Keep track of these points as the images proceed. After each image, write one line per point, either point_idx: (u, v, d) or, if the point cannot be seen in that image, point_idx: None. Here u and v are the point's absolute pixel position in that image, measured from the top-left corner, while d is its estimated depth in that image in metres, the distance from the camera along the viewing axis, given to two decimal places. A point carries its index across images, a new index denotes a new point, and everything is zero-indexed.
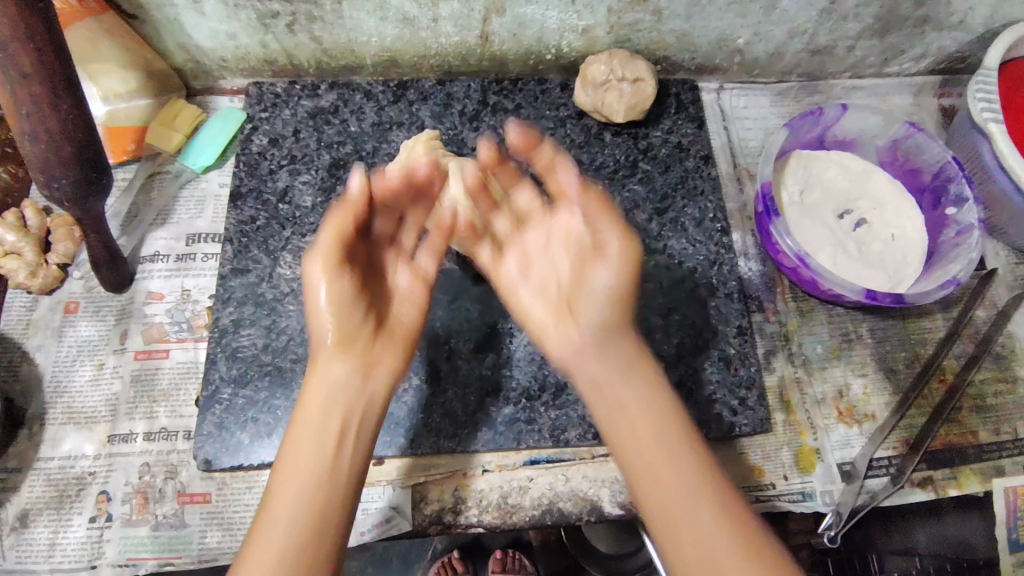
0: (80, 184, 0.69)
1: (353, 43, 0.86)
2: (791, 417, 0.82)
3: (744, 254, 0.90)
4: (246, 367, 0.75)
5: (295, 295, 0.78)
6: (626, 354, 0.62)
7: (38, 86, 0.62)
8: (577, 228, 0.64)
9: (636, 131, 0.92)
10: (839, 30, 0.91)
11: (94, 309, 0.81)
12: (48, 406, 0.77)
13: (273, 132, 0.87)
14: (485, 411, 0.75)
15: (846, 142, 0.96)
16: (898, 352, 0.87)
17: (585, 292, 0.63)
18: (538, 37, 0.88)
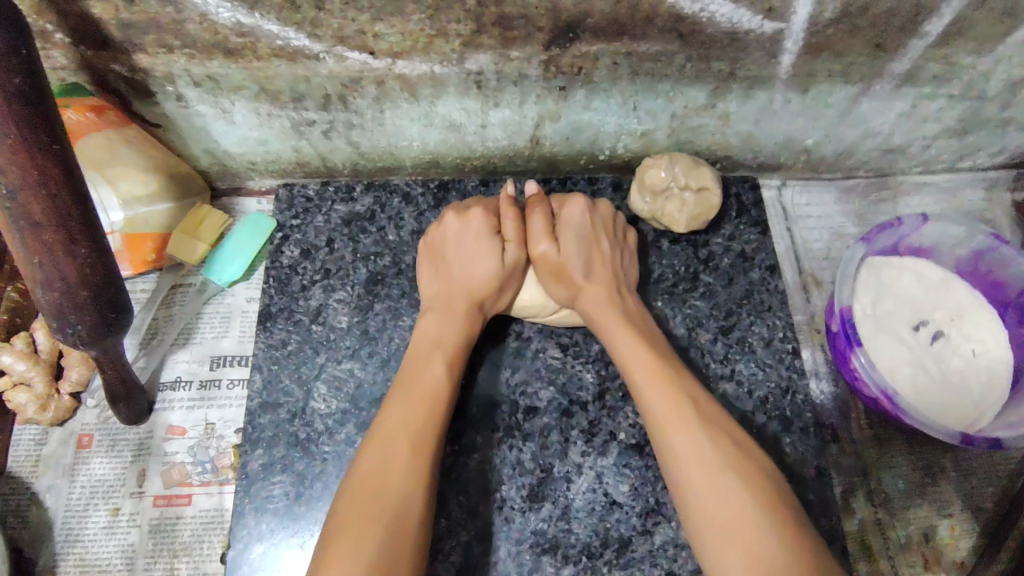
0: (97, 328, 0.62)
1: (393, 147, 0.80)
2: (873, 566, 0.75)
3: (814, 374, 0.83)
4: (277, 520, 0.68)
5: (330, 434, 0.71)
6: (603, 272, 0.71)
7: (51, 234, 0.56)
8: (582, 235, 0.72)
9: (696, 238, 0.85)
10: (917, 132, 0.85)
11: (110, 443, 0.74)
12: (58, 559, 0.69)
13: (305, 243, 0.81)
14: (542, 572, 0.67)
15: (922, 249, 0.89)
16: (984, 487, 0.79)
17: (583, 266, 0.70)
18: (592, 140, 0.81)
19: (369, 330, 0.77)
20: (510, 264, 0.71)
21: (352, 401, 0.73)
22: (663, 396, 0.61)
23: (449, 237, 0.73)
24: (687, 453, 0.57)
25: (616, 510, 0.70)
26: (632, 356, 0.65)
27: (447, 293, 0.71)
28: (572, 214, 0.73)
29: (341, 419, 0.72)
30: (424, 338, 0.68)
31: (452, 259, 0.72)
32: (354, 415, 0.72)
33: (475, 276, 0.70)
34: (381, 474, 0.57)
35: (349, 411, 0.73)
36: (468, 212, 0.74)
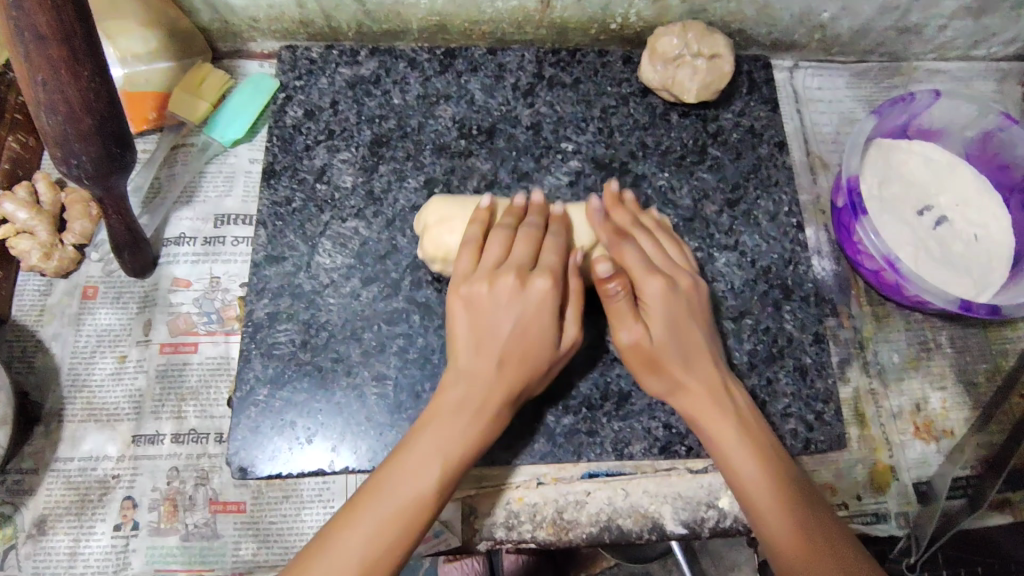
0: (101, 162, 0.61)
1: (399, 5, 0.78)
2: (866, 432, 0.76)
3: (817, 251, 0.83)
4: (282, 365, 0.69)
5: (335, 287, 0.72)
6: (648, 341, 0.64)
7: (55, 51, 0.54)
8: (639, 308, 0.65)
9: (706, 112, 0.84)
10: (934, 8, 0.83)
11: (115, 295, 0.74)
12: (68, 401, 0.70)
13: (309, 104, 0.79)
14: (543, 421, 0.69)
15: (931, 131, 0.88)
16: (978, 363, 0.81)
17: (667, 351, 0.64)
18: (604, 4, 0.79)
19: (374, 191, 0.76)
20: (564, 350, 0.64)
21: (356, 257, 0.73)
22: (744, 441, 0.61)
23: (486, 311, 0.63)
24: (757, 494, 0.59)
25: (617, 367, 0.71)
26: (718, 419, 0.62)
27: (482, 381, 0.61)
28: (660, 296, 0.65)
29: (346, 273, 0.72)
30: (463, 390, 0.61)
31: (495, 330, 0.62)
32: (359, 270, 0.73)
33: (513, 262, 0.64)
34: (423, 487, 0.57)
35: (354, 266, 0.73)
36: (528, 278, 0.63)
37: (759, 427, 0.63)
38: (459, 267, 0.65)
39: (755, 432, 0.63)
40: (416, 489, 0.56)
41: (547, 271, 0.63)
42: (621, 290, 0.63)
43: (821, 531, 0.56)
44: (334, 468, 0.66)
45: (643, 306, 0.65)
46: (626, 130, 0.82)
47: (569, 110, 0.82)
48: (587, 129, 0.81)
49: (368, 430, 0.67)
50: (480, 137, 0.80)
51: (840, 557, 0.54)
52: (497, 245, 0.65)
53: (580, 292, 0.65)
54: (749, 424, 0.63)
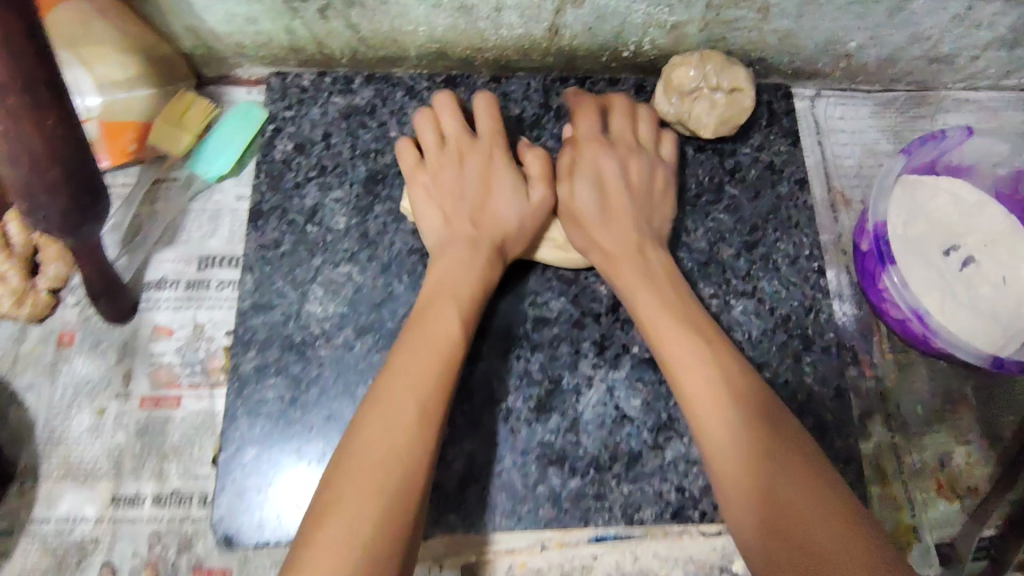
0: (72, 213, 0.57)
1: (397, 33, 0.73)
2: (886, 491, 0.73)
3: (837, 295, 0.79)
4: (271, 423, 0.65)
5: (327, 338, 0.67)
6: (610, 200, 0.69)
7: (15, 99, 0.49)
8: (599, 176, 0.70)
9: (722, 146, 0.79)
10: (967, 39, 0.78)
11: (93, 342, 0.70)
12: (42, 458, 0.66)
13: (300, 136, 0.75)
14: (547, 484, 0.65)
15: (960, 168, 0.83)
16: (1005, 416, 0.77)
17: (601, 221, 0.68)
18: (617, 32, 0.74)
19: (369, 232, 0.71)
20: (532, 201, 0.68)
21: (350, 305, 0.69)
22: (698, 363, 0.58)
23: (444, 183, 0.69)
24: (711, 415, 0.56)
25: (627, 425, 0.67)
26: (651, 302, 0.64)
27: (462, 239, 0.66)
28: (596, 159, 0.70)
29: (339, 323, 0.68)
30: (455, 275, 0.63)
31: (460, 193, 0.68)
32: (353, 319, 0.68)
33: (459, 132, 0.71)
34: (401, 435, 0.52)
35: (347, 316, 0.68)
36: (470, 147, 0.70)
37: (706, 325, 0.62)
38: (409, 164, 0.71)
39: (704, 337, 0.61)
40: (394, 428, 0.52)
41: (478, 152, 0.70)
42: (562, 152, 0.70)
43: (778, 433, 0.54)
44: None
45: (602, 177, 0.70)
46: None
47: None
48: None
49: None
50: None
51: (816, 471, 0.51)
52: (431, 131, 0.71)
53: (543, 159, 0.70)
54: (663, 285, 0.65)
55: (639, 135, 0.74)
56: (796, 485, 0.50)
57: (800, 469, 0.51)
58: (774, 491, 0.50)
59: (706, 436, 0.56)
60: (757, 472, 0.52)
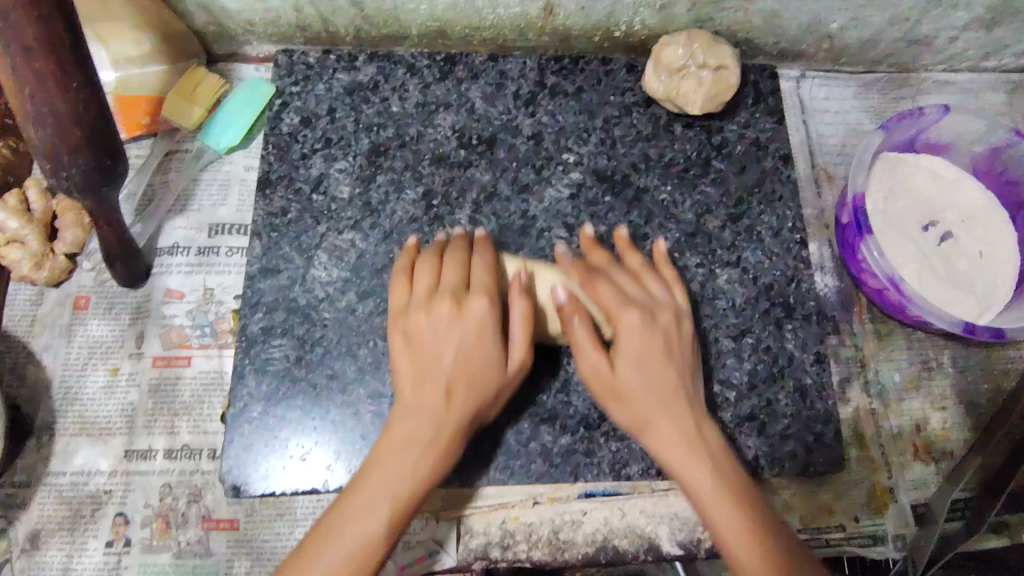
0: (91, 175, 0.60)
1: (398, 11, 0.76)
2: (864, 453, 0.76)
3: (820, 267, 0.82)
4: (276, 382, 0.68)
5: (331, 302, 0.71)
6: (629, 352, 0.63)
7: (41, 61, 0.52)
8: (615, 335, 0.64)
9: (710, 123, 0.82)
10: (945, 20, 0.81)
11: (107, 306, 0.73)
12: (60, 414, 0.69)
13: (305, 111, 0.78)
14: (540, 440, 0.68)
15: (939, 145, 0.87)
16: (979, 383, 0.80)
17: (631, 373, 0.62)
18: (609, 12, 0.77)
19: (370, 202, 0.75)
20: (512, 371, 0.63)
21: (352, 270, 0.72)
22: (704, 470, 0.59)
23: (425, 347, 0.63)
24: (718, 512, 0.57)
25: None
26: (682, 455, 0.60)
27: (429, 415, 0.60)
28: (627, 327, 0.63)
29: (342, 287, 0.71)
30: (427, 410, 0.60)
31: (436, 361, 0.62)
32: (355, 283, 0.71)
33: (446, 284, 0.65)
34: (376, 546, 0.55)
35: (350, 280, 0.71)
36: (466, 303, 0.63)
37: (729, 461, 0.60)
38: (397, 301, 0.66)
39: (717, 458, 0.60)
40: (364, 537, 0.55)
41: (474, 298, 0.64)
42: (580, 323, 0.64)
43: (783, 549, 0.54)
44: (328, 487, 0.65)
45: (618, 345, 0.64)
46: (628, 141, 0.80)
47: (571, 120, 0.80)
48: (589, 140, 0.80)
49: (364, 449, 0.66)
50: (480, 147, 0.78)
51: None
52: (425, 280, 0.65)
53: (529, 313, 0.63)
54: (687, 415, 0.61)
55: (650, 288, 0.68)
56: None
57: (779, 572, 0.53)
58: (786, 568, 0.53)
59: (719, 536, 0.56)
60: (762, 566, 0.53)
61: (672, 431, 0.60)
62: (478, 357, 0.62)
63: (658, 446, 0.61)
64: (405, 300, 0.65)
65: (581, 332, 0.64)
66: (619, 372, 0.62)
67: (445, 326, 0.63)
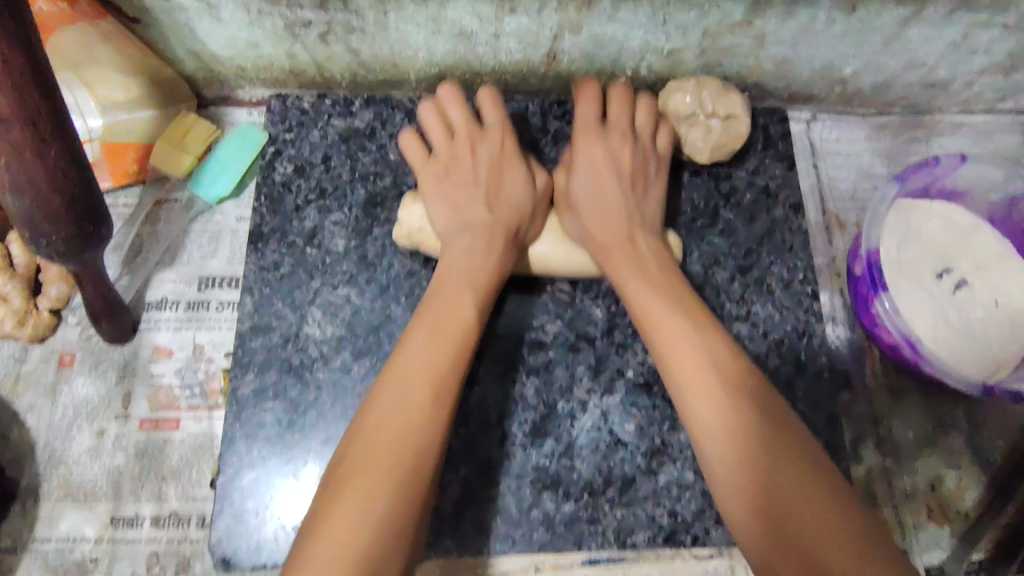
0: (74, 241, 0.57)
1: (396, 57, 0.73)
2: (878, 515, 0.73)
3: (831, 319, 0.80)
4: (268, 448, 0.65)
5: (325, 362, 0.68)
6: (613, 199, 0.68)
7: (16, 132, 0.50)
8: (600, 163, 0.70)
9: (718, 170, 0.79)
10: (961, 65, 0.79)
11: (93, 363, 0.70)
12: (43, 478, 0.67)
13: (299, 159, 0.75)
14: (542, 508, 0.66)
15: (954, 193, 0.84)
16: (997, 441, 0.77)
17: (592, 216, 0.68)
18: (614, 58, 0.75)
19: (367, 255, 0.72)
20: (539, 193, 0.70)
21: (348, 328, 0.69)
22: (688, 326, 0.61)
23: (457, 179, 0.69)
24: (690, 365, 0.58)
25: (620, 450, 0.68)
26: (628, 273, 0.65)
27: (481, 228, 0.66)
28: (593, 153, 0.70)
29: (337, 346, 0.69)
30: (463, 262, 0.64)
31: (469, 175, 0.69)
32: (351, 342, 0.69)
33: (462, 118, 0.71)
34: (421, 385, 0.56)
35: (345, 339, 0.69)
36: (479, 138, 0.70)
37: (689, 301, 0.64)
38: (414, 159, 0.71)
39: (710, 351, 0.59)
40: (387, 464, 0.52)
41: (487, 140, 0.70)
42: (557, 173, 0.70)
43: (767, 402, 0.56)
44: None
45: (606, 163, 0.70)
46: None
47: None
48: None
49: None
50: None
51: (813, 479, 0.51)
52: (433, 117, 0.71)
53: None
54: (658, 281, 0.65)
55: (637, 126, 0.72)
56: (767, 425, 0.54)
57: (798, 474, 0.51)
58: (771, 434, 0.53)
59: (683, 381, 0.58)
60: (761, 459, 0.53)
61: (663, 326, 0.61)
62: (497, 174, 0.69)
63: (674, 366, 0.59)
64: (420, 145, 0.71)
65: (581, 162, 0.70)
66: (608, 195, 0.68)
67: (467, 145, 0.70)
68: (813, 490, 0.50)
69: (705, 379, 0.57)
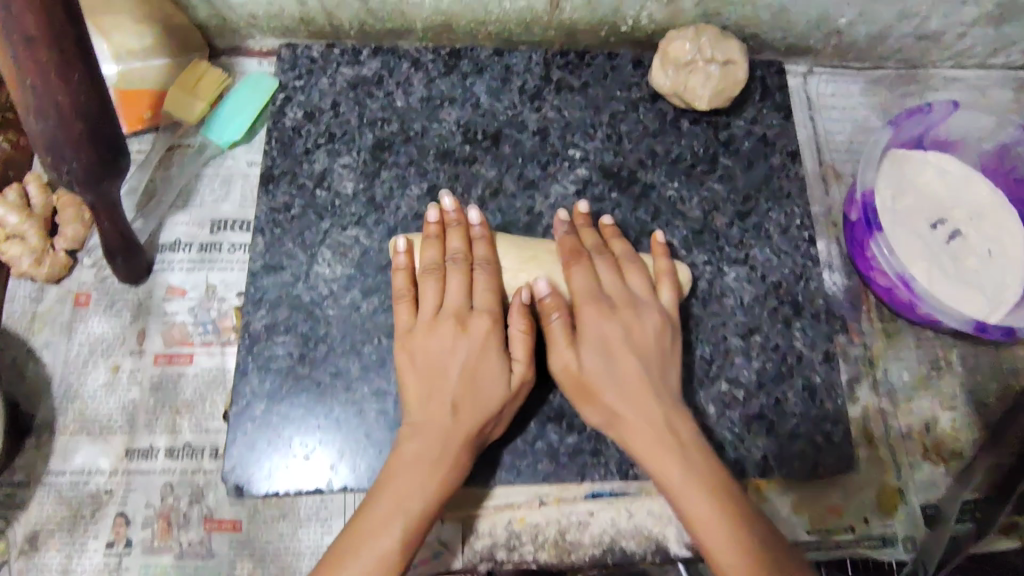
0: (95, 170, 0.59)
1: (402, 4, 0.75)
2: (874, 453, 0.75)
3: (828, 265, 0.81)
4: (280, 380, 0.67)
5: (334, 299, 0.70)
6: (629, 378, 0.63)
7: (43, 53, 0.51)
8: (605, 338, 0.64)
9: (717, 119, 0.81)
10: (954, 15, 0.81)
11: (108, 302, 0.72)
12: (60, 412, 0.69)
13: (309, 105, 0.77)
14: (546, 439, 0.68)
15: (948, 143, 0.86)
16: (989, 383, 0.79)
17: (611, 391, 0.62)
18: (616, 6, 0.77)
19: (375, 198, 0.74)
20: (517, 385, 0.63)
21: (356, 267, 0.71)
22: (692, 485, 0.58)
23: (433, 356, 0.63)
24: (704, 523, 0.56)
25: None
26: (669, 463, 0.59)
27: (436, 431, 0.60)
28: (599, 329, 0.64)
29: (346, 284, 0.70)
30: (433, 426, 0.60)
31: (443, 373, 0.62)
32: (359, 280, 0.71)
33: (450, 299, 0.65)
34: (391, 553, 0.55)
35: (354, 277, 0.71)
36: (467, 320, 0.64)
37: (709, 457, 0.61)
38: (400, 320, 0.66)
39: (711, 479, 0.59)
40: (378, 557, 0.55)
41: (473, 328, 0.63)
42: (561, 320, 0.64)
43: (777, 561, 0.54)
44: (332, 486, 0.65)
45: (603, 338, 0.64)
46: (635, 137, 0.80)
47: (577, 115, 0.80)
48: (595, 136, 0.79)
49: (367, 448, 0.65)
50: (485, 142, 0.77)
51: None
52: (430, 289, 0.65)
53: (527, 333, 0.64)
54: (689, 453, 0.60)
55: (634, 284, 0.67)
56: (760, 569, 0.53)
57: None
58: None
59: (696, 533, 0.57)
60: None
61: (679, 492, 0.58)
62: (470, 367, 0.62)
63: (687, 507, 0.58)
64: (399, 314, 0.65)
65: (588, 328, 0.64)
66: (610, 361, 0.63)
67: (444, 344, 0.63)
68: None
69: (712, 514, 0.57)
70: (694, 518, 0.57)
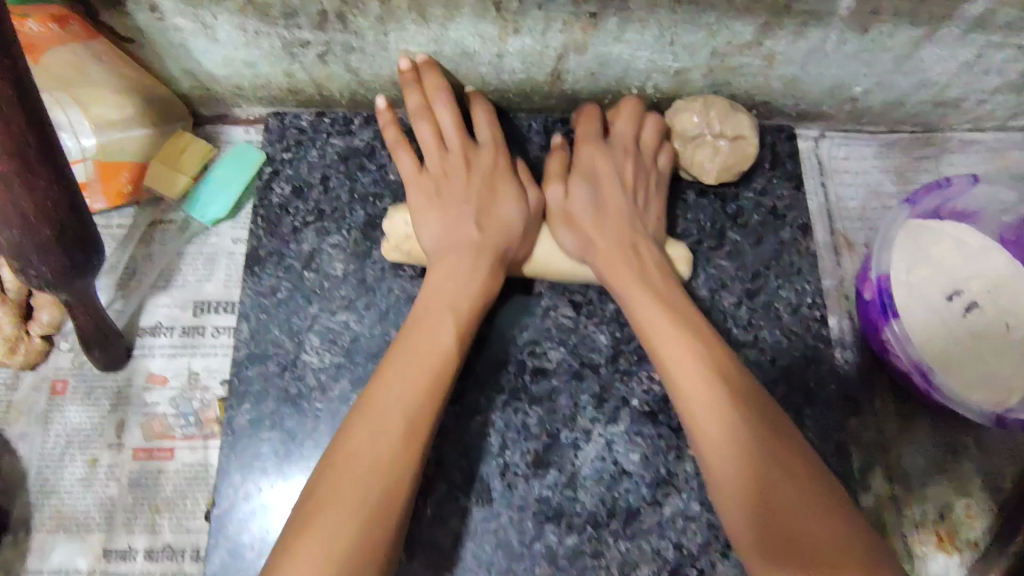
0: (65, 269, 0.56)
1: (396, 77, 0.71)
2: (886, 544, 0.72)
3: (839, 342, 0.78)
4: (266, 479, 0.64)
5: (323, 390, 0.66)
6: (615, 209, 0.68)
7: (3, 163, 0.48)
8: (597, 178, 0.69)
9: (725, 190, 0.78)
10: (975, 84, 0.77)
11: (86, 390, 0.69)
12: (34, 509, 0.65)
13: (297, 179, 0.74)
14: (544, 541, 0.64)
15: (966, 214, 0.82)
16: (1007, 468, 0.76)
17: (601, 227, 0.67)
18: (620, 77, 0.73)
19: (366, 280, 0.70)
20: (531, 213, 0.68)
21: (346, 355, 0.68)
22: (684, 353, 0.59)
23: (441, 220, 0.67)
24: (684, 363, 0.59)
25: (625, 481, 0.66)
26: (652, 326, 0.62)
27: (468, 247, 0.65)
28: (591, 159, 0.70)
29: (335, 374, 0.67)
30: (444, 288, 0.63)
31: (456, 211, 0.67)
32: (349, 370, 0.67)
33: (457, 137, 0.69)
34: (426, 364, 0.59)
35: (343, 367, 0.67)
36: (473, 160, 0.69)
37: (697, 330, 0.61)
38: (405, 168, 0.70)
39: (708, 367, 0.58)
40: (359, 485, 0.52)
41: (481, 160, 0.69)
42: (557, 159, 0.71)
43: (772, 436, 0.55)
44: None
45: (595, 159, 0.70)
46: None
47: None
48: None
49: None
50: None
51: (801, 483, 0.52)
52: (427, 131, 0.69)
53: (529, 168, 0.71)
54: (664, 302, 0.63)
55: (643, 139, 0.72)
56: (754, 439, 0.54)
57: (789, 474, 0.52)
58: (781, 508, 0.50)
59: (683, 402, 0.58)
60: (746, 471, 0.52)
61: (674, 374, 0.59)
62: (484, 200, 0.67)
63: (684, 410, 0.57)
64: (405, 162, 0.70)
65: (582, 150, 0.71)
66: (600, 184, 0.69)
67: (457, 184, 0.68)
68: (801, 490, 0.51)
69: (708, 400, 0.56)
70: (688, 404, 0.57)
